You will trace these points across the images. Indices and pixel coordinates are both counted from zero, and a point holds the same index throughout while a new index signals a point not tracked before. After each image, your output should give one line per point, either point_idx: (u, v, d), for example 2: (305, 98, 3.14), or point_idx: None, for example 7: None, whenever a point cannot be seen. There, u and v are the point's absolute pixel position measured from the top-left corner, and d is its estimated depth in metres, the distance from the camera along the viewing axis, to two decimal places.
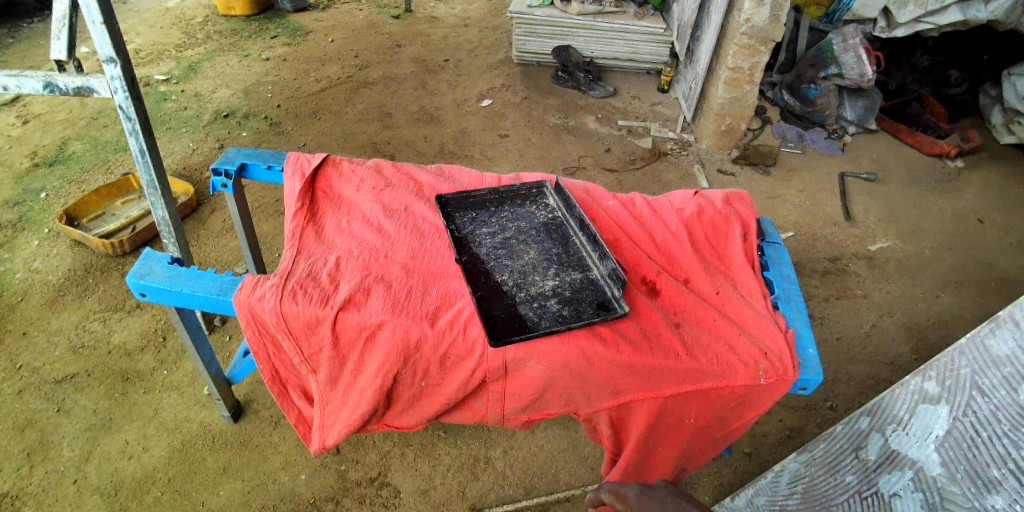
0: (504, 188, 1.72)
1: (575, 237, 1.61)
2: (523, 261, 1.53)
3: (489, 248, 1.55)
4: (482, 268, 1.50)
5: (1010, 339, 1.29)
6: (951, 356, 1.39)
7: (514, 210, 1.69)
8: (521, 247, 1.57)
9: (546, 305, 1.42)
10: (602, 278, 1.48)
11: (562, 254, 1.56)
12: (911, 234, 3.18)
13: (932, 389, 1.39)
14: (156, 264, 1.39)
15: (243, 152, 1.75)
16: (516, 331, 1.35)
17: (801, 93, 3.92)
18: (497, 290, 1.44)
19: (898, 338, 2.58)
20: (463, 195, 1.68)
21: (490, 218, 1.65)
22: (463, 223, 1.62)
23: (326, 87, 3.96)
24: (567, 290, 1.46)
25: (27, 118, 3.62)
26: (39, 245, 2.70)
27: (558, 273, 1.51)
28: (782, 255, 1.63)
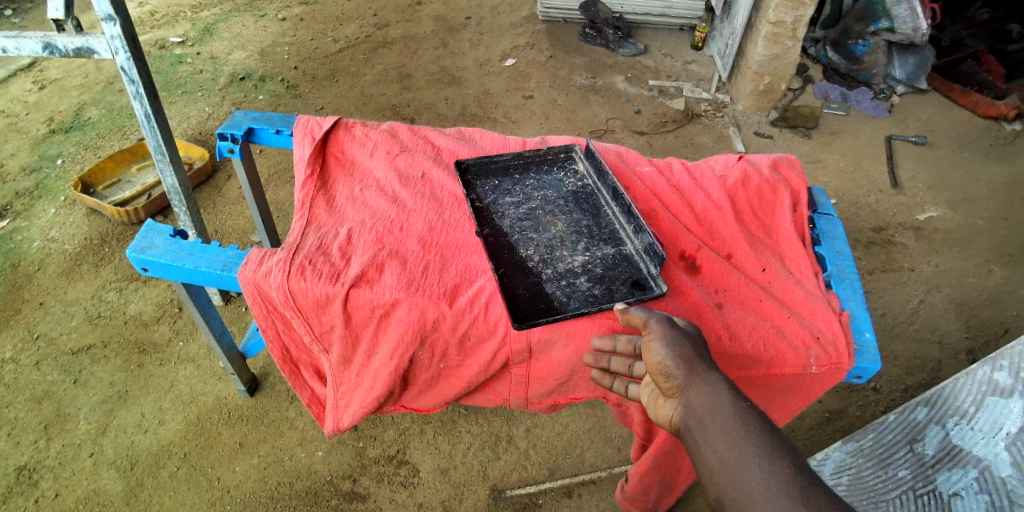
0: (529, 153, 1.59)
1: (607, 207, 1.48)
2: (550, 234, 1.41)
3: (513, 219, 1.44)
4: (506, 242, 1.38)
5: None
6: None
7: (540, 177, 1.56)
8: (548, 218, 1.45)
9: (575, 283, 1.31)
10: (637, 253, 1.36)
11: (592, 226, 1.44)
12: (963, 203, 2.96)
13: (1003, 381, 1.29)
14: (157, 237, 1.31)
15: (250, 115, 1.65)
16: (542, 312, 1.24)
17: (847, 50, 3.64)
18: (521, 267, 1.33)
19: (948, 315, 2.41)
20: (485, 161, 1.55)
21: (514, 186, 1.52)
22: (485, 192, 1.50)
23: (344, 48, 3.81)
24: (598, 266, 1.34)
25: (44, 82, 3.56)
26: (55, 213, 2.67)
27: (588, 248, 1.38)
28: (836, 227, 1.47)
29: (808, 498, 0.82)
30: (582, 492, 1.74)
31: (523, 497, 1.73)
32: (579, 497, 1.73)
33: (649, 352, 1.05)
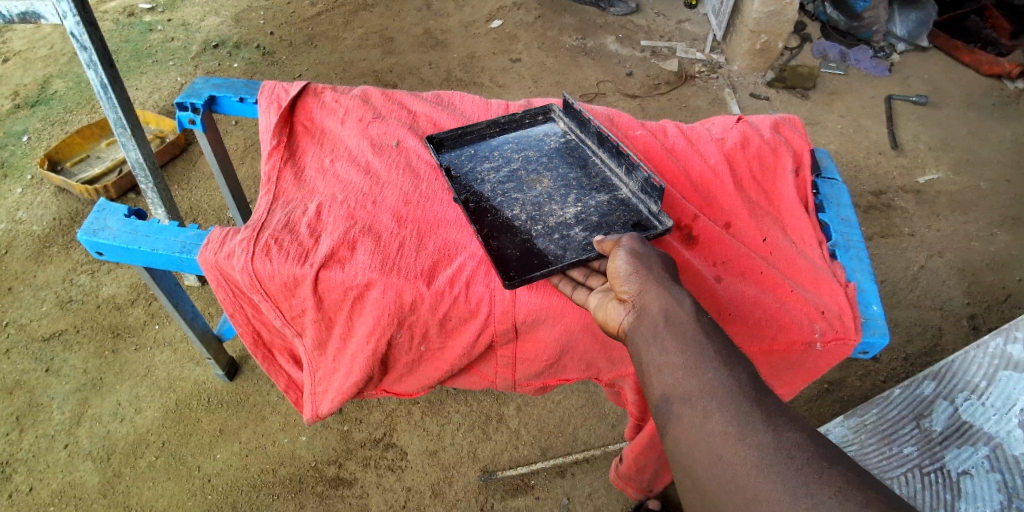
0: (504, 119, 1.48)
1: (594, 157, 1.41)
2: (535, 192, 1.32)
3: (494, 183, 1.34)
4: (488, 205, 1.29)
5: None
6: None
7: (521, 140, 1.46)
8: (533, 177, 1.36)
9: (570, 235, 1.22)
10: (634, 195, 1.29)
11: (582, 178, 1.36)
12: (964, 164, 2.87)
13: (1017, 355, 1.27)
14: (111, 218, 1.20)
15: (212, 83, 1.53)
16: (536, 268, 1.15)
17: (846, 6, 3.49)
18: (507, 227, 1.24)
19: (949, 280, 2.35)
20: (459, 132, 1.43)
21: (492, 152, 1.42)
22: (462, 162, 1.40)
23: (323, 11, 3.63)
24: (593, 214, 1.27)
25: (7, 55, 3.38)
26: (22, 193, 2.55)
27: (579, 199, 1.30)
28: (841, 193, 1.39)
29: (766, 404, 0.77)
30: (575, 471, 1.70)
31: (514, 478, 1.68)
32: (572, 477, 1.69)
33: (612, 260, 1.00)
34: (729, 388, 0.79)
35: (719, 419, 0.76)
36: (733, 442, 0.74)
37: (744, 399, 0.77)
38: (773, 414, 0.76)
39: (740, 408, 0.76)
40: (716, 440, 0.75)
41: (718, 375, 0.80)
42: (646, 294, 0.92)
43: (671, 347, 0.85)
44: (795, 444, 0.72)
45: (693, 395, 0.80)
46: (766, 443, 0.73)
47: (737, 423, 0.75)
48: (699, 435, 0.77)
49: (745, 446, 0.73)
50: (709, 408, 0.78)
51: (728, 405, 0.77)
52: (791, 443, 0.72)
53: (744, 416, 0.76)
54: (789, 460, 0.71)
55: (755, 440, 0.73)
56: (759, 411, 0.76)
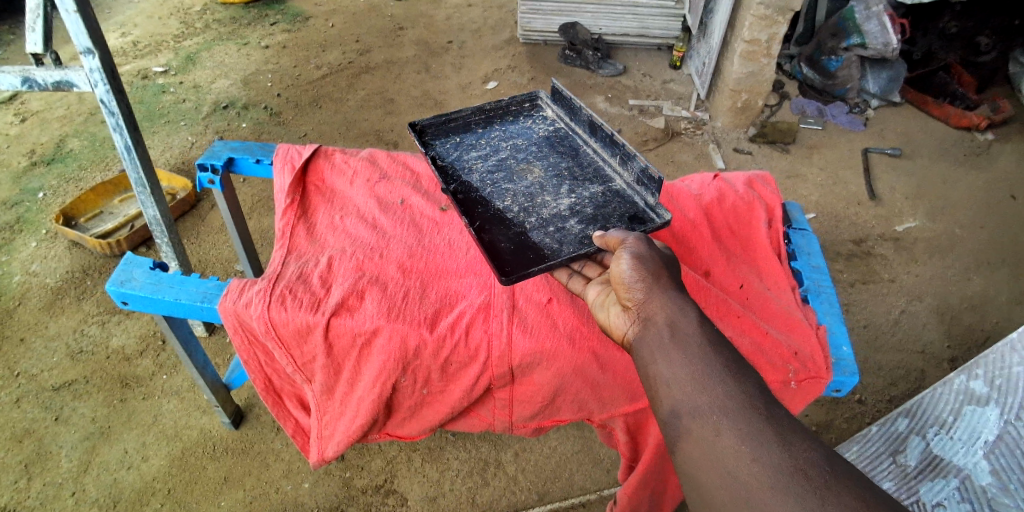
0: (490, 107, 1.69)
1: (585, 147, 1.60)
2: (527, 181, 1.50)
3: (488, 170, 1.53)
4: (480, 194, 1.45)
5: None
6: (998, 357, 1.40)
7: (505, 129, 1.67)
8: (522, 166, 1.54)
9: (567, 226, 1.37)
10: (627, 188, 1.47)
11: (574, 168, 1.54)
12: (940, 211, 3.02)
13: (979, 390, 1.36)
14: (137, 270, 1.30)
15: (230, 145, 1.65)
16: (532, 259, 1.29)
17: (821, 66, 3.74)
18: (501, 218, 1.39)
19: (930, 323, 2.44)
20: (443, 119, 1.65)
21: (479, 140, 1.62)
22: (448, 147, 1.59)
23: (327, 74, 3.86)
24: (589, 207, 1.43)
25: (25, 115, 3.55)
26: (36, 247, 2.65)
27: (573, 190, 1.48)
28: (811, 243, 1.51)
29: (776, 418, 0.82)
30: None
31: None
32: None
33: (615, 264, 1.09)
34: (740, 403, 0.84)
35: (730, 434, 0.81)
36: (746, 461, 0.79)
37: (756, 413, 0.82)
38: (783, 430, 0.80)
39: (752, 422, 0.81)
40: (726, 456, 0.80)
41: (728, 390, 0.85)
42: (650, 304, 1.01)
43: (680, 360, 0.91)
44: (810, 464, 0.76)
45: (703, 410, 0.85)
46: (778, 458, 0.77)
47: (748, 439, 0.80)
48: (710, 450, 0.82)
49: (758, 462, 0.78)
50: (721, 424, 0.82)
51: (740, 420, 0.82)
52: (804, 461, 0.76)
53: (757, 431, 0.80)
54: (804, 477, 0.75)
55: (766, 457, 0.78)
56: (769, 424, 0.81)
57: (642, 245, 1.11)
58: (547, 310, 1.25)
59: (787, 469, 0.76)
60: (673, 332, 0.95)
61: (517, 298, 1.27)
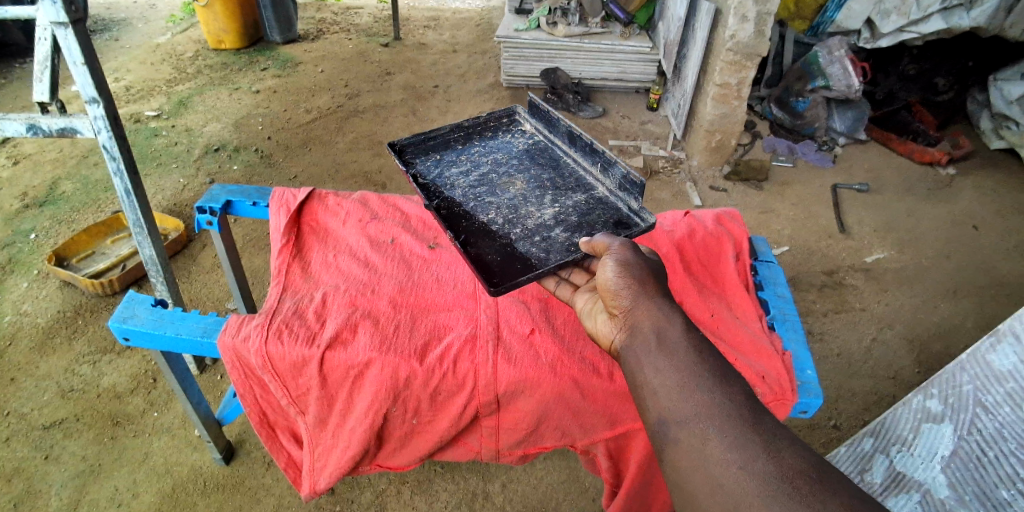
0: (469, 124, 1.85)
1: (566, 157, 1.75)
2: (512, 191, 1.63)
3: (471, 183, 1.66)
4: (466, 205, 1.58)
5: (1012, 353, 1.35)
6: (953, 373, 1.44)
7: (485, 143, 1.82)
8: (505, 178, 1.68)
9: (553, 234, 1.50)
10: (607, 194, 1.62)
11: (555, 177, 1.69)
12: (907, 243, 3.16)
13: (935, 408, 1.42)
14: (139, 307, 1.37)
15: (228, 189, 1.73)
16: (520, 269, 1.40)
17: (790, 107, 3.97)
18: (487, 229, 1.51)
19: (900, 351, 2.54)
20: (426, 135, 1.80)
21: (460, 155, 1.77)
22: (433, 160, 1.73)
23: (317, 117, 3.99)
24: (574, 214, 1.56)
25: (17, 158, 3.62)
26: (28, 287, 2.68)
27: (557, 199, 1.61)
28: (777, 274, 1.62)
29: (760, 425, 0.89)
30: None
31: None
32: None
33: (602, 272, 1.17)
34: (725, 410, 0.91)
35: (717, 444, 0.88)
36: (733, 469, 0.86)
37: (741, 422, 0.90)
38: (765, 436, 0.88)
39: (738, 430, 0.89)
40: (714, 465, 0.87)
41: (715, 397, 0.93)
42: (637, 313, 1.09)
43: (667, 366, 0.98)
44: (795, 471, 0.83)
45: (690, 419, 0.92)
46: (762, 466, 0.85)
47: (734, 448, 0.87)
48: (698, 459, 0.89)
49: (744, 470, 0.85)
50: (708, 432, 0.90)
51: (726, 428, 0.89)
52: (790, 469, 0.84)
53: (742, 440, 0.88)
54: (789, 484, 0.82)
55: (752, 465, 0.85)
56: (753, 431, 0.88)
57: (629, 253, 1.19)
58: (529, 341, 1.32)
59: (771, 475, 0.84)
60: (659, 340, 1.03)
61: (502, 330, 1.34)
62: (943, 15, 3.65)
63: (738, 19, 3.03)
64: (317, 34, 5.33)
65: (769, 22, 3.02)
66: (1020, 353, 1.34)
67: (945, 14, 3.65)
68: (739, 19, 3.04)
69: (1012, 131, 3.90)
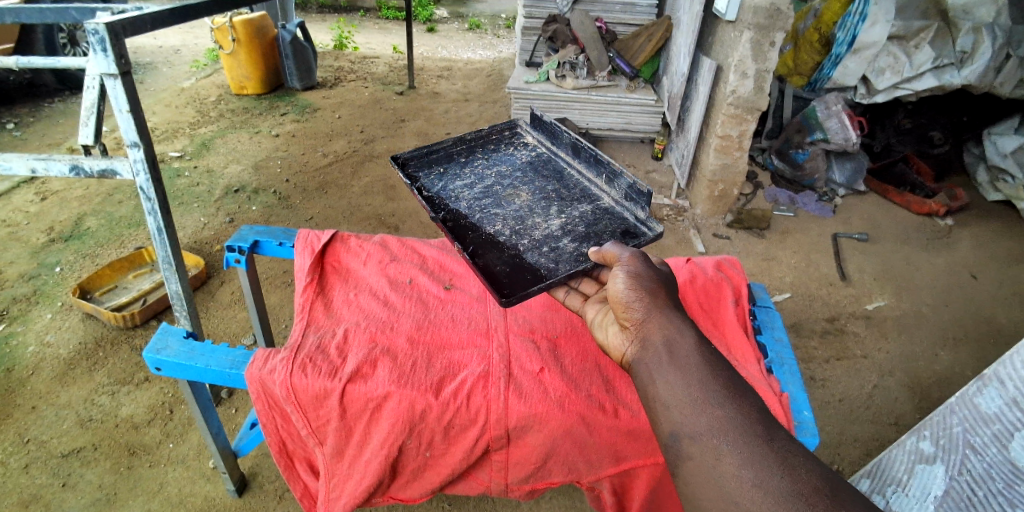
0: (472, 138, 2.04)
1: (571, 170, 1.93)
2: (519, 202, 1.79)
3: (479, 191, 1.83)
4: (476, 217, 1.72)
5: (996, 397, 1.38)
6: (944, 415, 1.48)
7: (491, 158, 2.00)
8: (511, 192, 1.84)
9: (561, 247, 1.62)
10: (614, 205, 1.77)
11: (562, 189, 1.85)
12: (907, 291, 3.23)
13: (927, 449, 1.47)
14: (172, 339, 1.46)
15: (256, 229, 1.85)
16: (529, 279, 1.51)
17: (790, 158, 4.10)
18: (494, 242, 1.63)
19: (901, 397, 2.58)
20: (427, 151, 1.98)
21: (463, 169, 1.94)
22: (437, 175, 1.90)
23: (333, 161, 4.16)
24: (582, 225, 1.70)
25: (45, 194, 3.76)
26: (51, 319, 2.77)
27: (563, 210, 1.76)
28: (774, 319, 1.70)
29: (773, 442, 0.96)
30: None
31: None
32: None
33: (614, 282, 1.26)
34: (738, 427, 0.98)
35: (731, 461, 0.95)
36: (747, 486, 0.93)
37: (755, 439, 0.97)
38: (776, 454, 0.95)
39: (751, 448, 0.96)
40: (729, 481, 0.94)
41: (728, 413, 1.00)
42: (650, 325, 1.16)
43: (678, 382, 1.06)
44: (810, 489, 0.91)
45: (703, 435, 0.99)
46: (775, 483, 0.92)
47: (748, 466, 0.94)
48: (713, 476, 0.96)
49: (758, 487, 0.92)
50: (721, 449, 0.97)
51: (741, 445, 0.96)
52: (805, 486, 0.91)
53: (756, 458, 0.95)
54: (804, 501, 0.89)
55: (766, 484, 0.92)
56: (765, 448, 0.95)
57: (640, 265, 1.28)
58: (539, 378, 1.40)
59: (784, 492, 0.91)
60: (671, 354, 1.10)
61: (513, 368, 1.42)
62: (935, 74, 3.84)
63: (738, 75, 3.21)
64: (335, 81, 5.59)
65: (768, 79, 3.19)
66: (1005, 397, 1.37)
67: (936, 71, 3.84)
68: (739, 76, 3.21)
69: (1008, 184, 4.01)
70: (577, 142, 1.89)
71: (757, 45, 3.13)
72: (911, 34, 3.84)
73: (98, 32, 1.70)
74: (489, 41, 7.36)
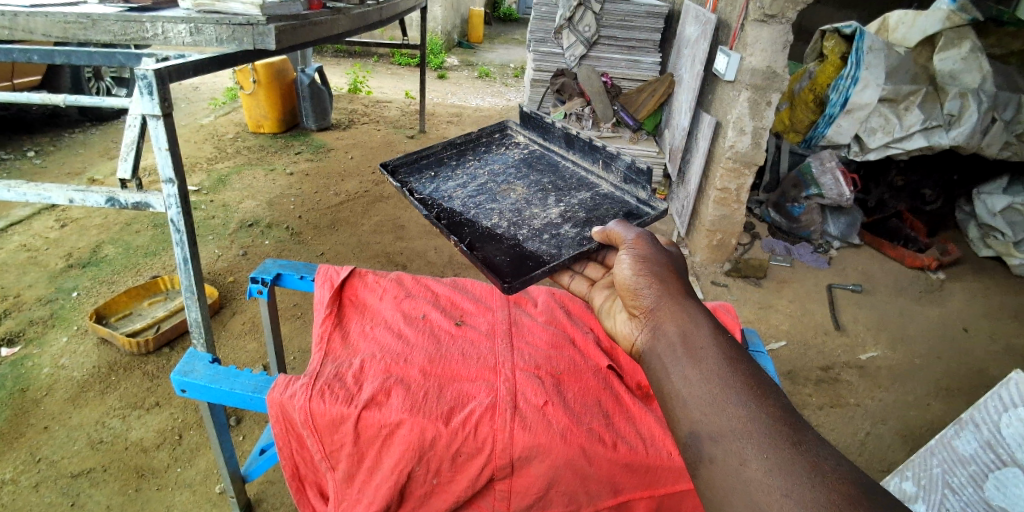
0: (460, 143, 2.22)
1: (566, 163, 2.10)
2: (515, 196, 1.93)
3: (474, 188, 1.98)
4: (473, 214, 1.83)
5: (973, 439, 1.71)
6: (925, 457, 1.79)
7: (482, 160, 2.16)
8: (507, 188, 1.98)
9: (561, 234, 1.74)
10: (613, 190, 1.93)
11: (559, 181, 2.01)
12: (901, 342, 3.31)
13: (909, 489, 1.77)
14: (198, 363, 1.55)
15: (279, 263, 1.96)
16: (531, 266, 1.60)
17: (786, 211, 4.26)
18: (492, 237, 1.73)
19: (894, 446, 2.64)
20: (414, 158, 2.11)
21: (456, 172, 2.08)
22: (428, 180, 2.02)
23: (345, 200, 4.32)
24: (582, 211, 1.84)
25: (65, 221, 3.90)
26: (67, 342, 2.84)
27: (561, 200, 1.90)
28: (766, 362, 1.79)
29: (803, 447, 0.94)
30: None
31: None
32: None
33: (621, 265, 1.34)
34: (761, 427, 0.97)
35: (757, 467, 0.93)
36: (777, 496, 0.90)
37: (782, 443, 0.95)
38: (807, 462, 0.92)
39: (778, 452, 0.93)
40: (756, 490, 0.92)
41: (748, 412, 0.99)
42: (665, 317, 1.20)
43: (696, 377, 1.06)
44: (844, 499, 0.87)
45: (723, 438, 0.98)
46: (807, 492, 0.89)
47: (777, 472, 0.92)
48: (738, 482, 0.94)
49: (788, 497, 0.89)
50: (745, 454, 0.95)
51: (767, 449, 0.94)
52: (838, 495, 0.87)
53: (786, 463, 0.92)
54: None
55: (796, 493, 0.89)
56: (794, 452, 0.93)
57: (650, 250, 1.35)
58: (543, 411, 1.47)
59: (817, 501, 0.87)
60: (687, 346, 1.12)
61: (518, 400, 1.50)
62: (924, 134, 4.01)
63: (736, 131, 3.38)
64: (349, 124, 5.82)
65: (764, 135, 3.37)
66: (979, 439, 1.70)
67: (926, 132, 4.01)
68: (737, 132, 3.38)
69: (999, 240, 4.13)
70: (569, 133, 2.07)
71: (755, 104, 3.32)
72: (901, 98, 4.01)
73: (147, 78, 1.83)
74: (497, 90, 7.67)
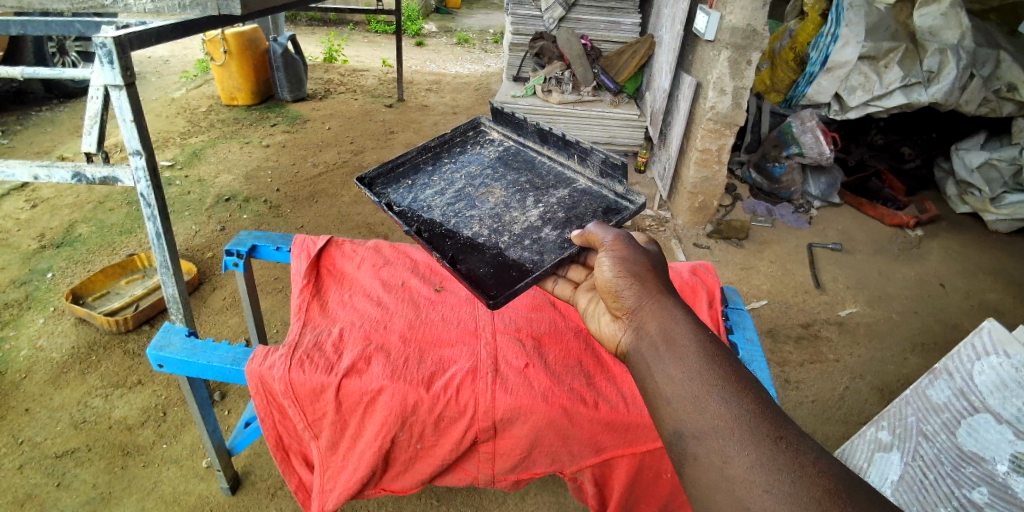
0: (433, 146, 2.13)
1: (542, 159, 2.07)
2: (495, 200, 1.89)
3: (452, 195, 1.92)
4: (453, 225, 1.78)
5: (946, 388, 1.75)
6: (900, 406, 1.84)
7: (458, 162, 2.09)
8: (487, 192, 1.93)
9: (544, 239, 1.72)
10: (592, 186, 1.92)
11: (537, 178, 1.98)
12: (879, 299, 3.36)
13: (885, 438, 1.82)
14: (175, 336, 1.53)
15: (254, 234, 1.92)
16: (515, 277, 1.59)
17: (767, 171, 4.27)
18: (476, 248, 1.70)
19: (871, 398, 2.71)
20: (388, 170, 2.02)
21: (433, 178, 2.01)
22: (404, 190, 1.95)
23: (323, 171, 4.25)
24: (563, 212, 1.81)
25: (36, 201, 3.78)
26: (44, 323, 2.79)
27: (541, 201, 1.87)
28: (745, 319, 1.82)
29: (784, 443, 0.94)
30: None
31: None
32: None
33: (600, 270, 1.33)
34: (742, 424, 0.97)
35: (739, 464, 0.94)
36: (758, 491, 0.91)
37: (762, 440, 0.95)
38: (787, 457, 0.92)
39: (759, 449, 0.94)
40: (740, 489, 0.93)
41: (730, 409, 0.99)
42: (646, 321, 1.20)
43: (678, 376, 1.07)
44: (824, 492, 0.88)
45: (706, 435, 0.99)
46: (788, 487, 0.89)
47: (758, 469, 0.93)
48: (722, 480, 0.95)
49: (769, 493, 0.90)
50: (728, 451, 0.96)
51: (748, 446, 0.95)
52: (818, 489, 0.88)
53: (767, 459, 0.93)
54: (819, 507, 0.86)
55: (777, 489, 0.90)
56: (774, 448, 0.94)
57: (629, 250, 1.33)
58: (525, 373, 1.48)
59: (798, 498, 0.88)
60: (669, 346, 1.12)
61: (500, 363, 1.50)
62: (903, 92, 4.01)
63: (717, 92, 3.35)
64: (325, 93, 5.69)
65: (745, 95, 3.35)
66: (952, 388, 1.74)
67: (906, 89, 4.01)
68: (718, 93, 3.35)
69: (975, 197, 4.17)
70: (542, 129, 2.03)
71: (735, 64, 3.29)
72: (880, 55, 4.00)
73: (106, 46, 1.74)
74: (477, 55, 7.53)
